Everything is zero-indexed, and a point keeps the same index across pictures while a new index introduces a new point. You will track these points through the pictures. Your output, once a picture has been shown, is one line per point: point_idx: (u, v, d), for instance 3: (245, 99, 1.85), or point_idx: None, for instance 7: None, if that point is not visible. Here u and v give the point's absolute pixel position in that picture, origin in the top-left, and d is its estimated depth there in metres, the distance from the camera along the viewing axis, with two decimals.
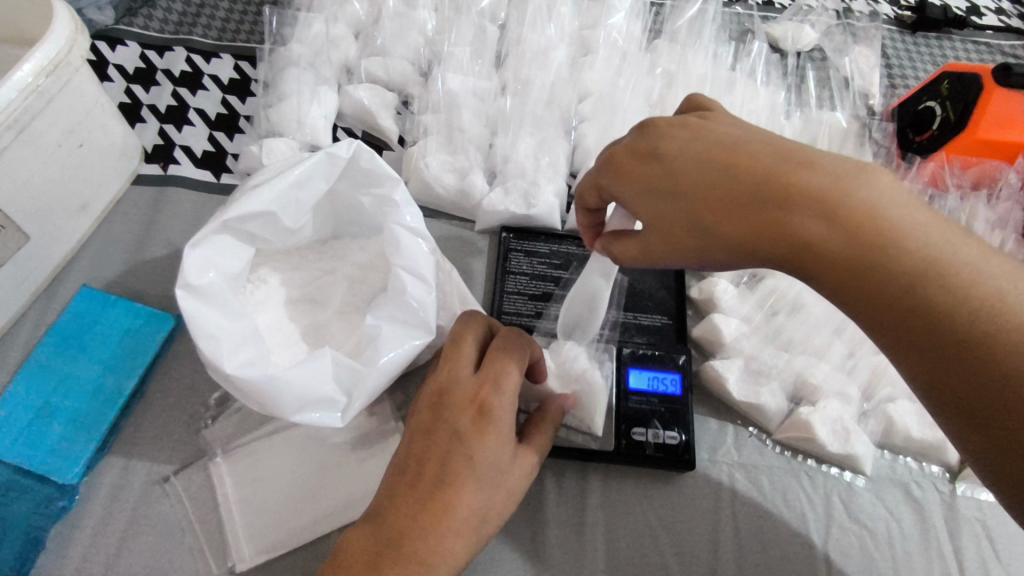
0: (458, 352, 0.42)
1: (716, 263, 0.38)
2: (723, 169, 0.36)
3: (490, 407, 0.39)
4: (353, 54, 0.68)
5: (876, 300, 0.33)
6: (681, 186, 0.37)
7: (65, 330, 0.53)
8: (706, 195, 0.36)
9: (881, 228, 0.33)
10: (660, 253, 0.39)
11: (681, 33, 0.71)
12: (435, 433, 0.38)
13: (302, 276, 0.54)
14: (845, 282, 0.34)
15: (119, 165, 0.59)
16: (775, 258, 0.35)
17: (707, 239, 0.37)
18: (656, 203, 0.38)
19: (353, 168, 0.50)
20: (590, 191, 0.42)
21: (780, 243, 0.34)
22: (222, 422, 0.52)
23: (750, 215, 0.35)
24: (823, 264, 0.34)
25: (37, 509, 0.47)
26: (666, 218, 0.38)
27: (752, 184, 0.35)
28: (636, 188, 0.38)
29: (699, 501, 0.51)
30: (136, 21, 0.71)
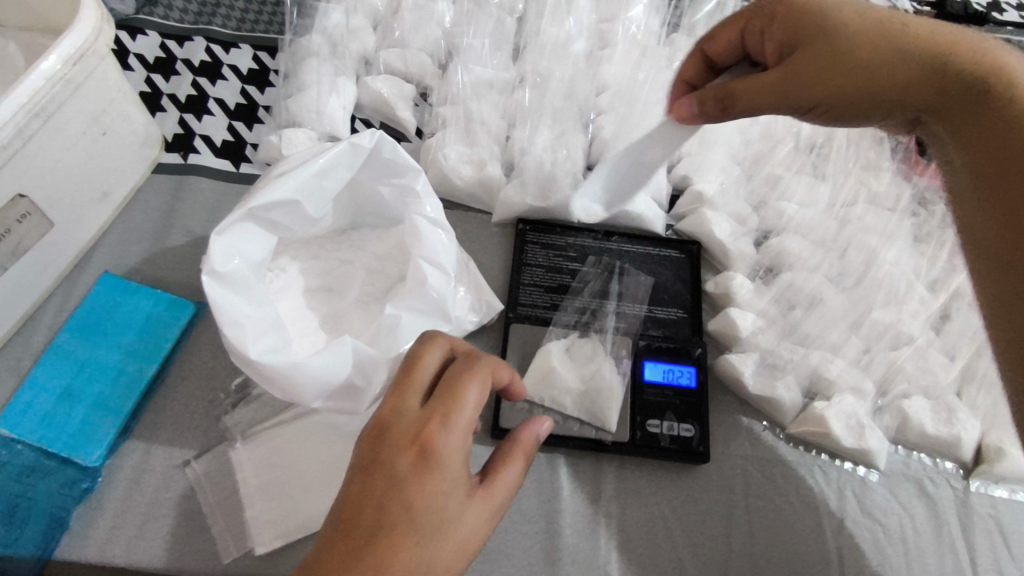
0: (410, 381, 0.38)
1: (881, 83, 0.44)
2: (913, 21, 0.45)
3: (433, 448, 0.35)
4: (371, 45, 0.68)
5: (1015, 123, 0.41)
6: (874, 18, 0.45)
7: (88, 315, 0.54)
8: (903, 24, 0.44)
9: None
10: (817, 69, 0.44)
11: (700, 27, 0.70)
12: (371, 477, 0.34)
13: (321, 265, 0.54)
14: (1002, 116, 0.42)
15: (140, 153, 0.60)
16: (956, 82, 0.43)
17: (892, 51, 0.44)
18: (835, 26, 0.44)
19: (374, 159, 0.50)
20: (732, 33, 0.48)
21: (954, 65, 0.43)
22: (243, 409, 0.53)
23: (946, 46, 0.44)
24: (976, 94, 0.43)
25: (60, 490, 0.48)
26: (851, 35, 0.44)
27: (944, 36, 0.44)
28: (823, 11, 0.45)
29: (713, 493, 0.52)
30: (157, 11, 0.71)
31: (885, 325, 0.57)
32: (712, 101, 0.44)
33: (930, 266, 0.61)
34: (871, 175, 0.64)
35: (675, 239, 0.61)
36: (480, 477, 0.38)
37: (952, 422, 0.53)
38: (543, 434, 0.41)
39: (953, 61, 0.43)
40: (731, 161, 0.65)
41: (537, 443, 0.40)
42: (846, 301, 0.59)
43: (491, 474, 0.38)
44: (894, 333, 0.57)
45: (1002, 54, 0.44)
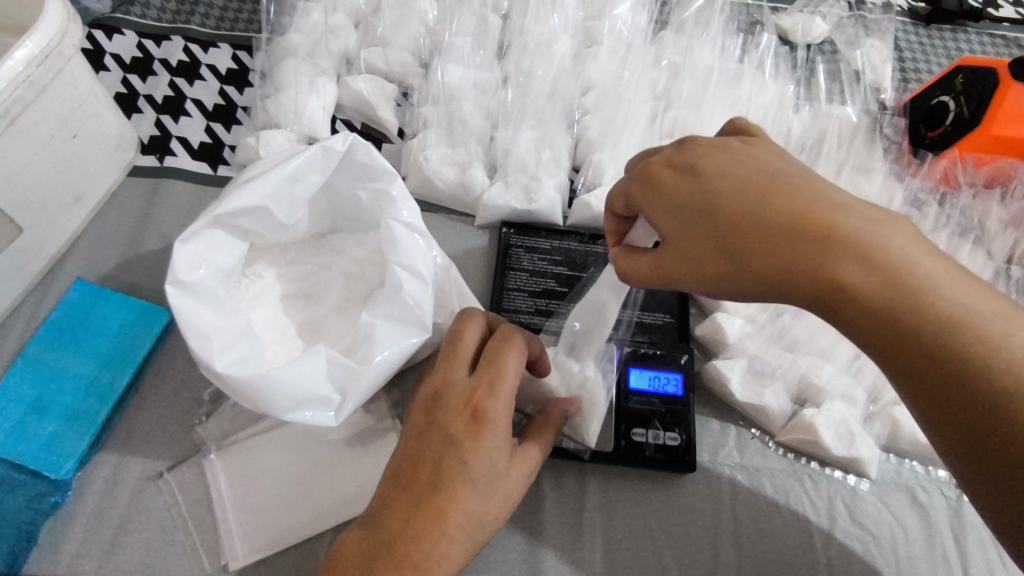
0: (454, 354, 0.40)
1: (747, 297, 0.36)
2: (713, 207, 0.36)
3: (485, 411, 0.37)
4: (352, 44, 0.67)
5: (910, 348, 0.33)
6: (713, 201, 0.36)
7: (59, 323, 0.53)
8: (756, 212, 0.35)
9: (891, 270, 0.33)
10: (690, 250, 0.36)
11: (689, 25, 0.68)
12: (427, 439, 0.37)
13: (298, 271, 0.53)
14: (872, 324, 0.34)
15: (115, 156, 0.58)
16: (805, 292, 0.34)
17: (731, 262, 0.35)
18: (756, 223, 0.35)
19: (349, 162, 0.49)
20: (618, 199, 0.41)
21: (793, 282, 0.34)
22: (219, 418, 0.52)
23: (804, 261, 0.34)
24: (879, 321, 0.33)
25: (29, 504, 0.47)
26: (700, 210, 0.36)
27: (799, 228, 0.34)
28: (670, 205, 0.37)
29: (700, 503, 0.50)
30: (133, 10, 0.69)
31: None
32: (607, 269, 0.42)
33: None
34: (863, 176, 0.60)
35: None
36: (517, 442, 0.42)
37: None
38: (570, 412, 0.48)
39: (794, 276, 0.34)
40: None
41: (564, 419, 0.47)
42: None
43: (528, 440, 0.42)
44: None
45: (861, 236, 0.33)
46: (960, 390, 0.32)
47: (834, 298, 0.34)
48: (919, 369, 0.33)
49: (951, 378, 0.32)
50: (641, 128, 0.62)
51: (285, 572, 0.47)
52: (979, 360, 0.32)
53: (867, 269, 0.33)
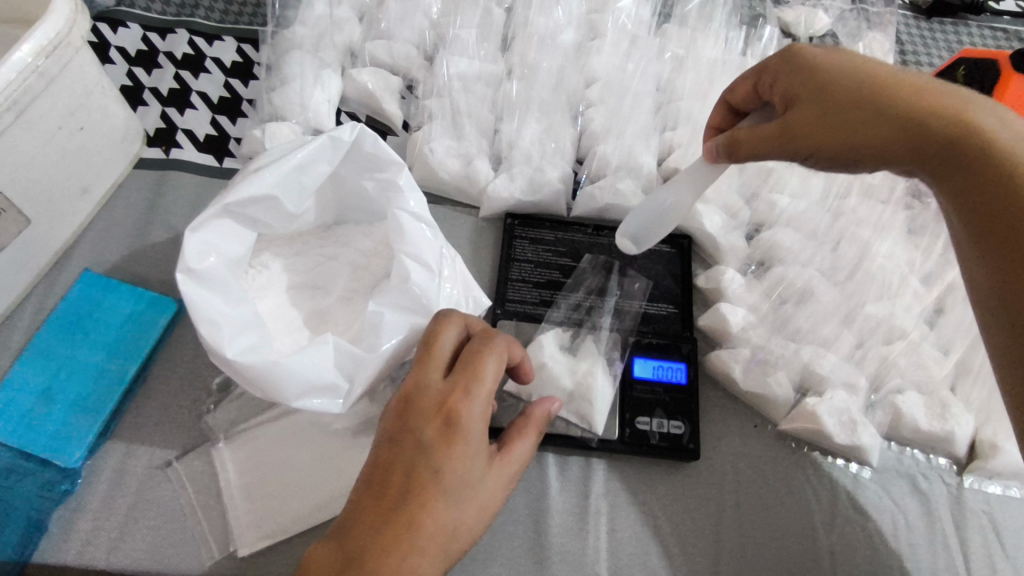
0: (431, 358, 0.41)
1: (869, 150, 0.42)
2: (857, 72, 0.42)
3: (459, 416, 0.38)
4: (357, 37, 0.67)
5: (1004, 201, 0.37)
6: (861, 67, 0.43)
7: (68, 314, 0.53)
8: (897, 79, 0.41)
9: (1018, 134, 0.38)
10: (826, 106, 0.42)
11: (692, 17, 0.69)
12: (399, 445, 0.38)
13: (304, 262, 0.54)
14: (979, 173, 0.38)
15: (120, 149, 0.59)
16: (934, 137, 0.40)
17: (867, 110, 0.41)
18: (901, 84, 0.41)
19: (356, 152, 0.49)
20: (747, 86, 0.49)
21: (926, 129, 0.40)
22: (228, 407, 0.52)
23: (939, 108, 0.40)
24: (994, 168, 0.37)
25: (39, 492, 0.48)
26: (843, 73, 0.43)
27: (937, 92, 0.40)
28: (812, 71, 0.43)
29: (703, 491, 0.51)
30: (138, 3, 0.70)
31: (880, 319, 0.56)
32: (723, 147, 0.46)
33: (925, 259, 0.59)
34: None
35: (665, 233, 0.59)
36: (496, 447, 0.41)
37: (946, 417, 0.52)
38: (553, 413, 0.45)
39: (933, 121, 0.39)
40: None
41: (548, 419, 0.44)
42: (840, 297, 0.58)
43: (508, 442, 0.42)
44: (888, 327, 0.56)
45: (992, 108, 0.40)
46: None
47: (954, 151, 0.39)
48: (1001, 223, 0.37)
49: None
50: (644, 121, 0.63)
51: (293, 558, 0.47)
52: None
53: (1000, 127, 0.39)
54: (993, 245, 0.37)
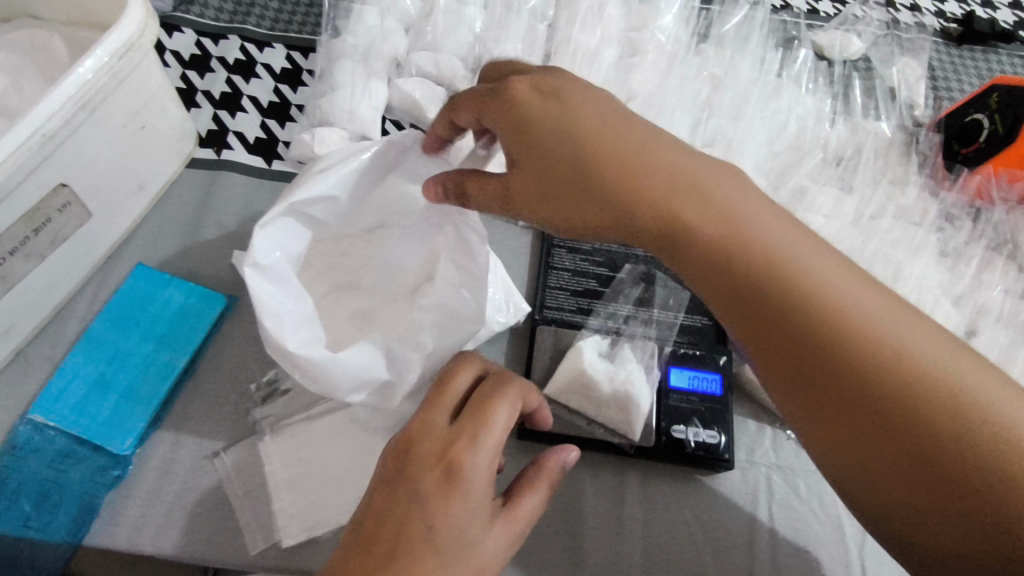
0: (441, 402, 0.40)
1: (625, 242, 0.41)
2: (614, 150, 0.39)
3: (461, 466, 0.36)
4: (403, 48, 0.69)
5: (786, 323, 0.36)
6: (653, 149, 0.40)
7: (121, 306, 0.55)
8: (690, 181, 0.39)
9: (736, 224, 0.38)
10: (578, 203, 0.40)
11: (729, 38, 0.70)
12: (393, 491, 0.36)
13: (350, 262, 0.55)
14: (747, 288, 0.37)
15: (176, 148, 0.61)
16: (653, 227, 0.39)
17: (616, 225, 0.40)
18: (697, 179, 0.39)
19: (410, 157, 0.51)
20: (469, 113, 0.44)
21: (815, 373, 0.36)
22: (274, 401, 0.54)
23: (707, 207, 0.38)
24: (739, 278, 0.38)
25: (92, 477, 0.49)
26: (602, 193, 0.39)
27: (692, 181, 0.39)
28: (537, 132, 0.40)
29: (737, 501, 0.52)
30: (193, 9, 0.72)
31: None
32: (450, 191, 0.45)
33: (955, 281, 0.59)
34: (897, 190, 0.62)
35: None
36: (502, 501, 0.39)
37: None
38: (569, 462, 0.43)
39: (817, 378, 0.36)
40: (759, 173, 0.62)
41: (563, 468, 0.42)
42: None
43: (515, 494, 0.40)
44: None
45: (728, 208, 0.39)
46: (823, 372, 0.35)
47: (746, 265, 0.38)
48: (804, 364, 0.36)
49: (825, 362, 0.35)
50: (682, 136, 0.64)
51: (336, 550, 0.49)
52: (863, 361, 0.35)
53: (758, 233, 0.38)
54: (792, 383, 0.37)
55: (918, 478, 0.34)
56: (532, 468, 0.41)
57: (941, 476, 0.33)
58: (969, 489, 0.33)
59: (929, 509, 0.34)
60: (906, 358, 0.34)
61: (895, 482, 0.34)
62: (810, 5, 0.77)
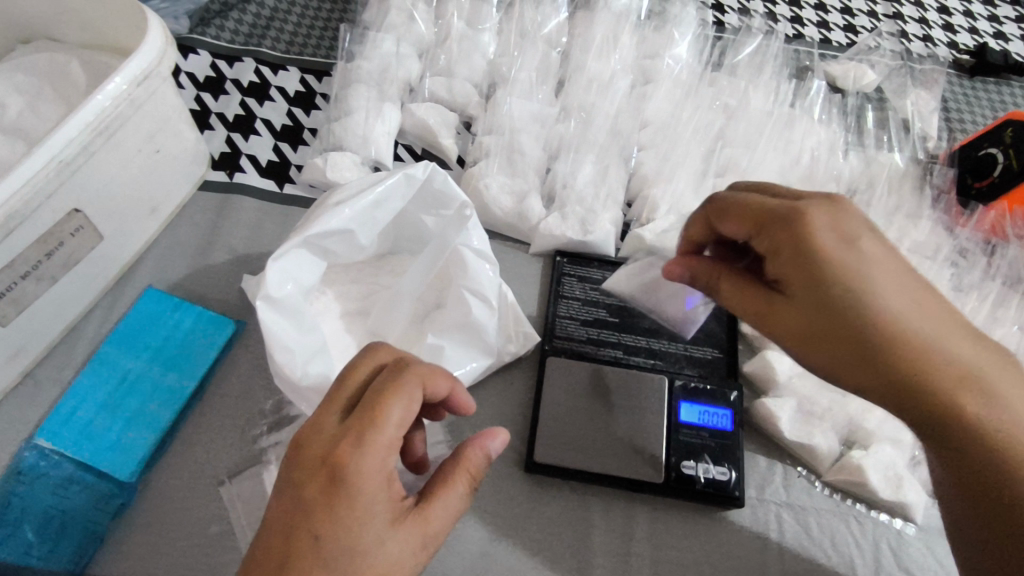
0: (335, 399, 0.36)
1: (845, 370, 0.41)
2: (835, 279, 0.40)
3: (345, 468, 0.33)
4: (417, 73, 0.69)
5: (927, 389, 0.39)
6: (846, 270, 0.40)
7: (130, 329, 0.55)
8: (863, 286, 0.40)
9: (924, 334, 0.40)
10: (830, 328, 0.41)
11: (742, 68, 0.71)
12: (283, 501, 0.33)
13: (359, 288, 0.54)
14: (904, 368, 0.39)
15: (189, 171, 0.61)
16: (853, 346, 0.40)
17: (846, 350, 0.41)
18: (863, 285, 0.40)
19: (425, 190, 0.51)
20: (743, 228, 0.44)
21: (888, 350, 0.39)
22: (280, 428, 0.53)
23: (887, 324, 0.40)
24: (906, 383, 0.39)
25: (95, 504, 0.49)
26: (850, 300, 0.40)
27: (881, 307, 0.40)
28: (812, 265, 0.40)
29: (747, 539, 0.51)
30: (209, 31, 0.72)
31: None
32: (697, 281, 0.49)
33: (969, 318, 0.58)
34: (911, 223, 0.62)
35: None
36: (413, 501, 0.36)
37: None
38: (492, 448, 0.39)
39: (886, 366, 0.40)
40: None
41: (483, 460, 0.39)
42: None
43: (426, 496, 0.36)
44: None
45: (899, 320, 0.40)
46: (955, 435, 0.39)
47: (900, 351, 0.39)
48: (947, 437, 0.39)
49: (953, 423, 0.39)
50: (695, 166, 0.64)
51: None
52: (984, 425, 0.39)
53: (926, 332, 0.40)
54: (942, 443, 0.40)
55: (985, 493, 0.39)
56: (450, 460, 0.38)
57: (979, 477, 0.39)
58: (1012, 517, 0.38)
59: (956, 501, 0.41)
60: (967, 370, 0.39)
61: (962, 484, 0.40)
62: (822, 35, 0.77)
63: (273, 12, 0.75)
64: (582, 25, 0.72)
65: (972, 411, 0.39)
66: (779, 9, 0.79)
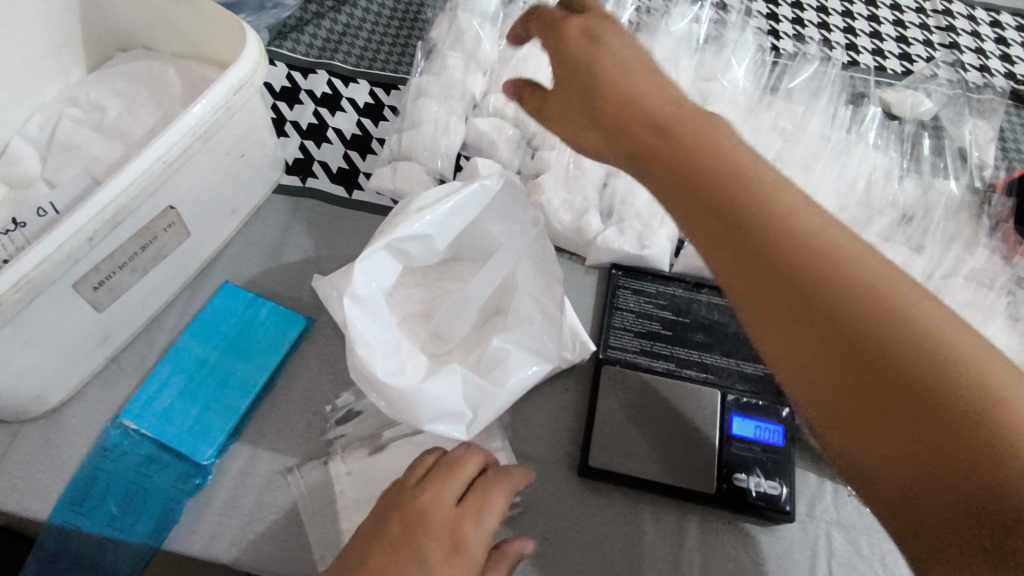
0: (451, 472, 0.43)
1: (720, 251, 0.37)
2: (694, 143, 0.39)
3: (466, 544, 0.40)
4: (481, 89, 0.72)
5: (778, 269, 0.35)
6: (710, 134, 0.40)
7: (209, 321, 0.58)
8: (701, 146, 0.39)
9: (789, 203, 0.36)
10: (700, 203, 0.38)
11: (798, 92, 0.72)
12: (399, 555, 0.38)
13: (425, 292, 0.57)
14: (756, 246, 0.36)
15: (267, 175, 0.65)
16: (727, 209, 0.37)
17: (717, 226, 0.37)
18: (716, 155, 0.39)
19: (497, 200, 0.53)
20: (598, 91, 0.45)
21: (736, 205, 0.37)
22: (347, 422, 0.56)
23: (751, 190, 0.37)
24: (781, 262, 0.35)
25: (175, 482, 0.52)
26: (703, 169, 0.38)
27: (741, 177, 0.38)
28: (660, 127, 0.41)
29: (796, 555, 0.52)
30: (286, 45, 0.77)
31: None
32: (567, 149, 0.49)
33: None
34: (967, 251, 0.62)
35: None
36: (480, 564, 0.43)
37: None
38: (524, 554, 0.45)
39: (733, 189, 0.37)
40: None
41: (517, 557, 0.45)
42: None
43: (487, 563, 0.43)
44: None
45: (758, 182, 0.37)
46: (835, 323, 0.32)
47: (742, 230, 0.36)
48: (813, 338, 0.33)
49: (834, 316, 0.32)
50: None
51: None
52: (851, 310, 0.32)
53: (804, 212, 0.36)
54: (823, 363, 0.33)
55: (945, 440, 0.29)
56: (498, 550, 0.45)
57: (919, 403, 0.30)
58: (968, 464, 0.29)
59: (937, 469, 0.29)
60: (837, 244, 0.34)
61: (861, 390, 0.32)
62: (878, 64, 0.79)
63: (346, 27, 0.79)
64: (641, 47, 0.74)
65: (850, 302, 0.32)
66: (835, 37, 0.81)
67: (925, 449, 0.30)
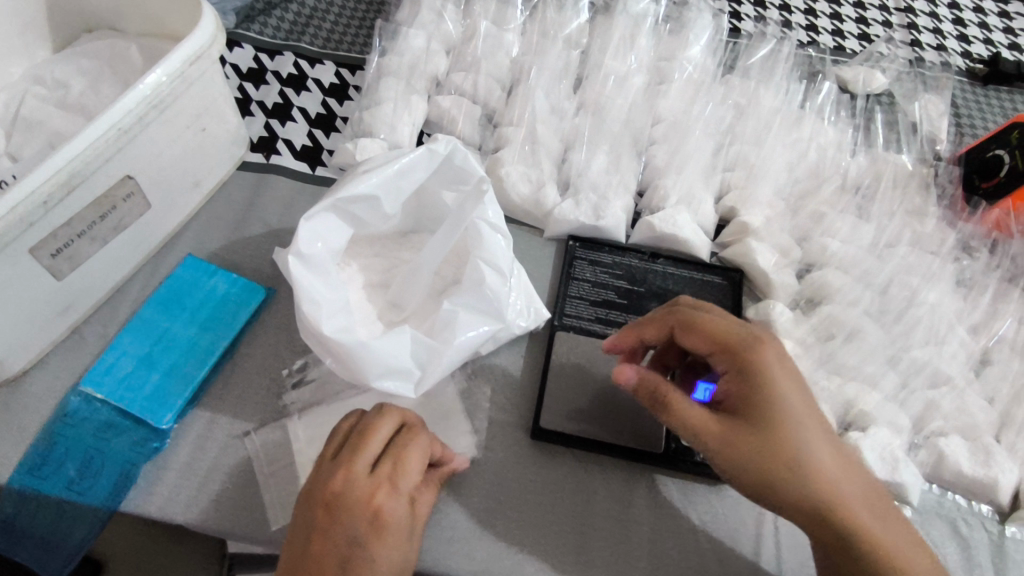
0: (361, 442, 0.46)
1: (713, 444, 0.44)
2: (736, 349, 0.45)
3: (385, 509, 0.43)
4: (444, 68, 0.73)
5: (781, 456, 0.43)
6: (750, 373, 0.44)
7: (170, 292, 0.59)
8: (748, 352, 0.45)
9: (817, 461, 0.43)
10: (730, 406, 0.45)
11: (754, 70, 0.73)
12: (333, 536, 0.42)
13: (382, 262, 0.58)
14: (769, 446, 0.43)
15: (230, 151, 0.66)
16: (749, 393, 0.44)
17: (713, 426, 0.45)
18: (789, 414, 0.44)
19: (447, 166, 0.55)
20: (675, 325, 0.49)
21: (773, 402, 0.44)
22: (303, 388, 0.57)
23: (773, 429, 0.43)
24: (793, 475, 0.43)
25: (133, 446, 0.53)
26: (758, 379, 0.44)
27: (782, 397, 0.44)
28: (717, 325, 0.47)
29: (743, 511, 0.53)
30: (253, 27, 0.78)
31: (924, 361, 0.57)
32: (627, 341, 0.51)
33: (969, 310, 0.60)
34: (915, 219, 0.64)
35: (719, 265, 0.61)
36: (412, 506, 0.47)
37: (989, 464, 0.53)
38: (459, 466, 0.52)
39: (756, 377, 0.44)
40: (778, 198, 0.65)
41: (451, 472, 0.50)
42: (885, 337, 0.58)
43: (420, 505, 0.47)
44: (933, 371, 0.56)
45: (778, 410, 0.44)
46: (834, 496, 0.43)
47: (788, 432, 0.43)
48: (802, 515, 0.43)
49: (834, 506, 0.43)
50: (705, 159, 0.66)
51: None
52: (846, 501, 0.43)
53: (821, 444, 0.44)
54: (804, 511, 0.43)
55: (857, 557, 0.43)
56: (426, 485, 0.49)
57: (847, 534, 0.43)
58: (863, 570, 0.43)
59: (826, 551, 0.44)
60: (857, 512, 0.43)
61: (834, 545, 0.43)
62: (836, 43, 0.80)
63: (313, 11, 0.80)
64: (602, 27, 0.76)
65: (835, 514, 0.43)
66: (795, 18, 0.82)
67: (854, 564, 0.43)
